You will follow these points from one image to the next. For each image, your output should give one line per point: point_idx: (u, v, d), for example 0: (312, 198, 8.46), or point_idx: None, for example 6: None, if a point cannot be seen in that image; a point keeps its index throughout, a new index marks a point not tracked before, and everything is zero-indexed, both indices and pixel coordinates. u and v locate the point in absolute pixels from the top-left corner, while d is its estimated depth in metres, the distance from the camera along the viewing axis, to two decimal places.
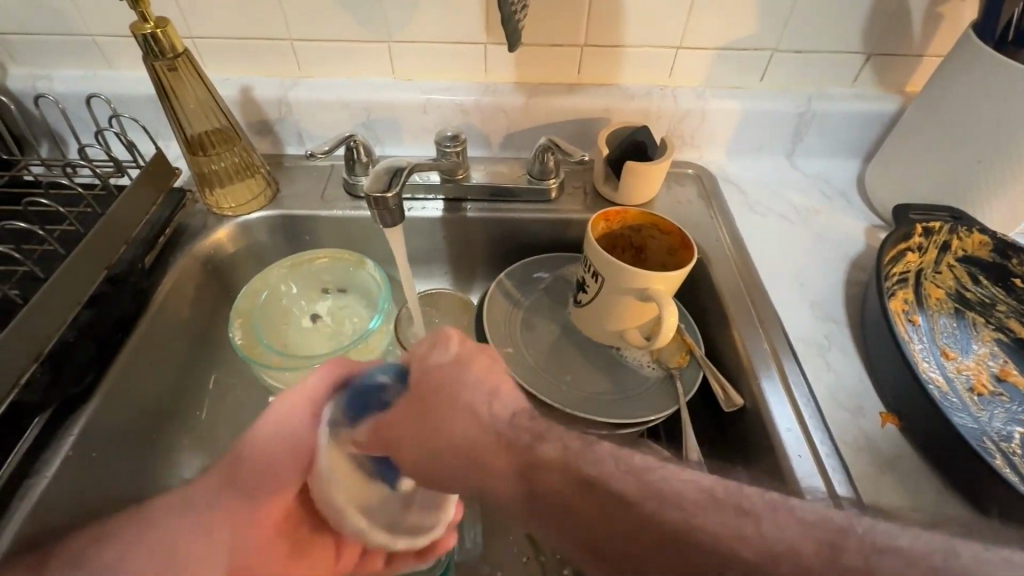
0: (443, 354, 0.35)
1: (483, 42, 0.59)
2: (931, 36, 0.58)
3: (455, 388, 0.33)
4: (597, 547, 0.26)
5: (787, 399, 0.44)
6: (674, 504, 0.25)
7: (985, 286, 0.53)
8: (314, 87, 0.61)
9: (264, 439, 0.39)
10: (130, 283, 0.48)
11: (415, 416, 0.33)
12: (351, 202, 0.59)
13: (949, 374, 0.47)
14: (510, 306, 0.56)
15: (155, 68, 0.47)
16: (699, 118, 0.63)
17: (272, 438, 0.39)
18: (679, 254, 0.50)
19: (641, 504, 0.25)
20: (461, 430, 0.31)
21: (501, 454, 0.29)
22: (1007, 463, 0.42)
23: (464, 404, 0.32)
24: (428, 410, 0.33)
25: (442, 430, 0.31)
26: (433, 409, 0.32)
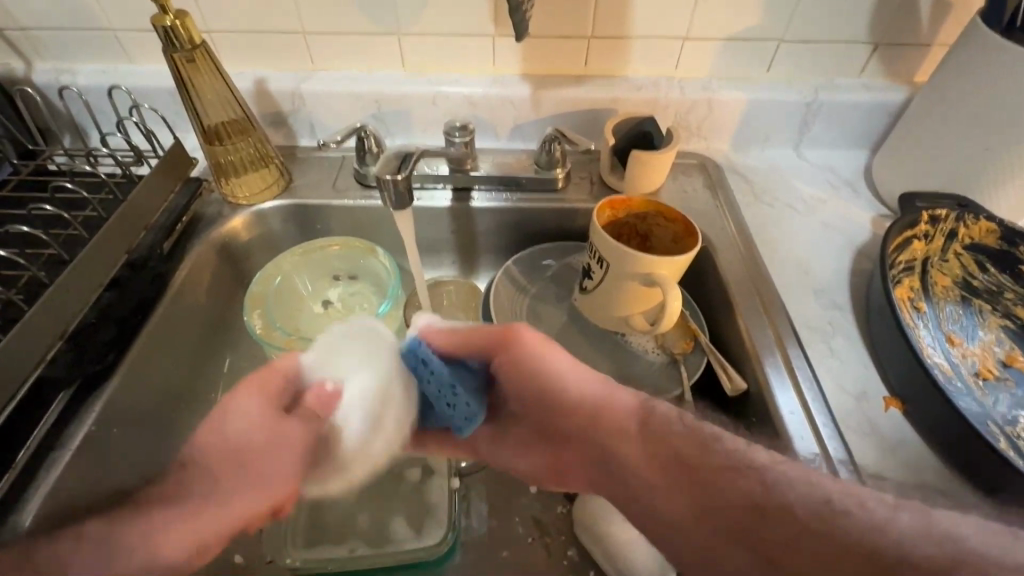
0: (530, 339, 0.41)
1: (492, 34, 0.60)
2: (938, 26, 0.58)
3: (548, 363, 0.41)
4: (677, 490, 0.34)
5: (791, 386, 0.45)
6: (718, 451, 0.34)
7: (991, 273, 0.53)
8: (326, 79, 0.62)
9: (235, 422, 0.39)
10: (148, 270, 0.50)
11: (530, 377, 0.41)
12: (362, 192, 0.61)
13: (954, 359, 0.47)
14: (517, 292, 0.57)
15: (174, 60, 0.49)
16: (706, 109, 0.64)
17: (244, 426, 0.39)
18: (683, 241, 0.51)
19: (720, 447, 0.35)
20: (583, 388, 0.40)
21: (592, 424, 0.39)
22: (1012, 446, 0.42)
23: (573, 387, 0.40)
24: (545, 376, 0.40)
25: (575, 388, 0.40)
26: (532, 371, 0.41)
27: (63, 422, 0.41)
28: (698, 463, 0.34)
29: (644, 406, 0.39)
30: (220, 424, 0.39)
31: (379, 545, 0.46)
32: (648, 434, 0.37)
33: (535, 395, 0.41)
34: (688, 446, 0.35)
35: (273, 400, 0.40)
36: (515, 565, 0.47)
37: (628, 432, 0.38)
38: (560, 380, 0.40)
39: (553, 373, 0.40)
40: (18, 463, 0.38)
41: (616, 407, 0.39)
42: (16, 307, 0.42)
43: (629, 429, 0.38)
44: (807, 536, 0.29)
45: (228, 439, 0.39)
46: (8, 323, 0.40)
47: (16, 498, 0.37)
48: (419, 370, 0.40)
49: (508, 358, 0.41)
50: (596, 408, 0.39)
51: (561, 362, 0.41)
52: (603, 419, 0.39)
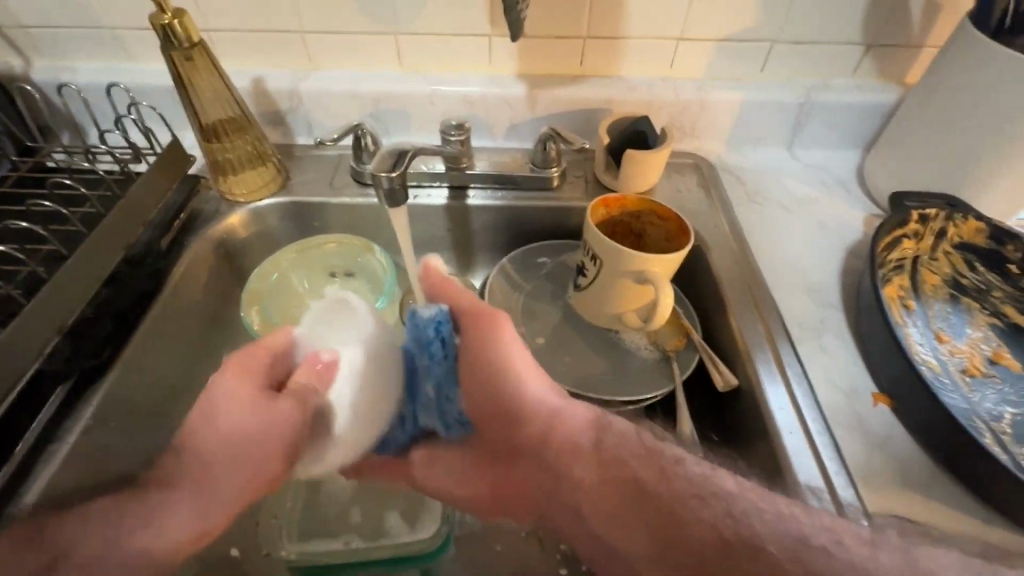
0: (506, 336, 0.41)
1: (488, 34, 0.60)
2: (929, 28, 0.59)
3: (513, 367, 0.41)
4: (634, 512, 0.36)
5: (781, 382, 0.45)
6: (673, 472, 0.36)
7: (980, 272, 0.54)
8: (323, 78, 0.63)
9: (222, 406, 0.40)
10: (145, 266, 0.51)
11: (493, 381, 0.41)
12: (359, 190, 0.61)
13: (942, 356, 0.48)
14: (512, 289, 0.58)
15: (172, 58, 0.50)
16: (701, 109, 0.64)
17: (240, 412, 0.40)
18: (676, 239, 0.52)
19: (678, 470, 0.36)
20: (541, 396, 0.41)
21: (543, 435, 0.40)
22: (998, 442, 0.42)
23: (530, 395, 0.41)
24: (502, 381, 0.41)
25: (528, 396, 0.40)
26: (498, 375, 0.41)
27: (60, 416, 0.42)
28: (649, 485, 0.36)
29: (599, 423, 0.40)
30: (212, 412, 0.40)
31: (374, 538, 0.46)
32: (602, 451, 0.38)
33: (496, 399, 0.41)
34: (641, 465, 0.37)
35: (257, 381, 0.42)
36: (508, 558, 0.48)
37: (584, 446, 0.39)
38: (519, 386, 0.41)
39: (514, 378, 0.40)
40: (16, 456, 0.39)
41: (569, 421, 0.40)
42: (15, 301, 0.42)
43: (585, 442, 0.39)
44: (758, 559, 0.31)
45: (220, 428, 0.40)
46: (8, 317, 0.41)
47: (13, 491, 0.38)
48: (433, 346, 0.42)
49: (478, 362, 0.41)
50: (547, 420, 0.40)
51: (522, 364, 0.41)
52: (557, 430, 0.40)
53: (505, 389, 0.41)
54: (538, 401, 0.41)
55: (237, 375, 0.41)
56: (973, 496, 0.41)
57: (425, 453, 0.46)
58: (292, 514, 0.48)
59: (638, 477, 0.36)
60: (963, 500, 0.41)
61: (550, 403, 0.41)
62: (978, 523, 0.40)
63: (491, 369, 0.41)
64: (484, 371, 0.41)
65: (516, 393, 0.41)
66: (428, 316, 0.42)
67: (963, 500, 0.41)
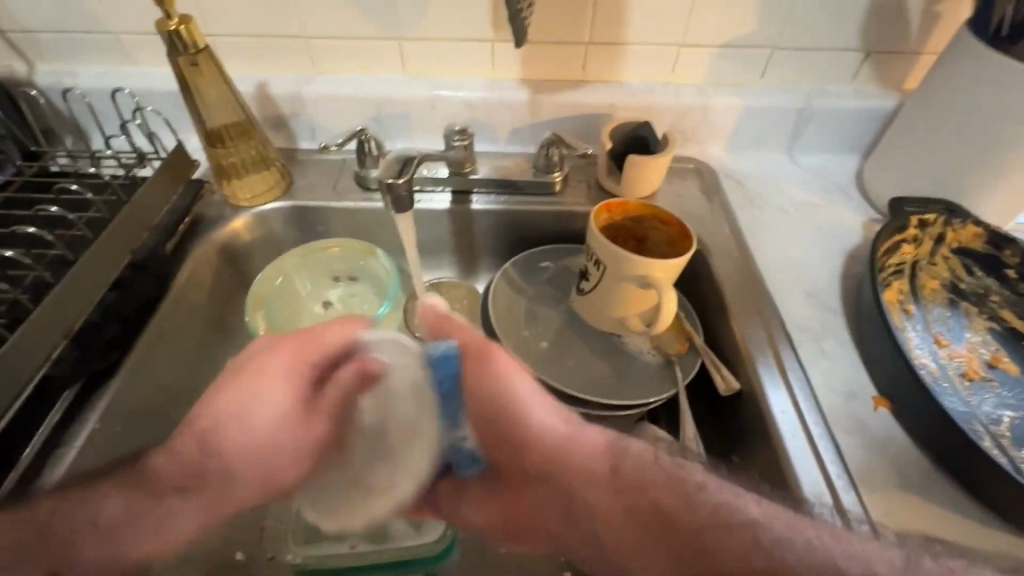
0: (511, 372, 0.41)
1: (491, 39, 0.61)
2: (927, 35, 0.60)
3: (519, 401, 0.41)
4: (663, 540, 0.37)
5: (783, 386, 0.46)
6: (697, 496, 0.37)
7: (978, 277, 0.54)
8: (327, 83, 0.63)
9: (255, 406, 0.41)
10: (152, 271, 0.50)
11: (501, 418, 0.41)
12: (362, 194, 0.62)
13: (941, 360, 0.49)
14: (514, 293, 0.58)
15: (177, 63, 0.50)
16: (702, 114, 0.65)
17: (273, 413, 0.41)
18: (679, 245, 0.52)
19: (697, 498, 0.37)
20: (550, 427, 0.41)
21: (559, 466, 0.41)
22: (996, 445, 0.43)
23: (541, 426, 0.41)
24: (507, 417, 0.41)
25: (538, 427, 0.41)
26: (504, 414, 0.41)
27: (67, 421, 0.42)
28: (676, 516, 0.37)
29: (615, 447, 0.41)
30: (241, 405, 0.40)
31: (380, 541, 0.45)
32: (620, 480, 0.40)
33: (502, 435, 0.41)
34: (663, 492, 0.38)
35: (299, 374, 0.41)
36: (512, 561, 0.48)
37: (603, 475, 0.40)
38: (527, 420, 0.41)
39: (523, 412, 0.41)
40: (23, 461, 0.40)
41: (587, 447, 0.41)
42: (22, 306, 0.42)
43: (603, 471, 0.40)
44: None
45: (249, 429, 0.40)
46: (15, 322, 0.41)
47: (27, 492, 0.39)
48: (449, 387, 0.37)
49: (489, 397, 0.40)
50: (563, 450, 0.41)
51: (526, 394, 0.41)
52: (575, 461, 0.41)
53: (516, 424, 0.41)
54: (551, 431, 0.41)
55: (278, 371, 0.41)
56: (972, 498, 0.42)
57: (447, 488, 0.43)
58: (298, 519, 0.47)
59: (661, 506, 0.38)
60: (963, 503, 0.42)
61: (559, 435, 0.41)
62: (977, 525, 0.41)
63: (495, 406, 0.40)
64: (498, 406, 0.40)
65: (524, 427, 0.41)
66: (436, 358, 0.36)
67: (964, 503, 0.42)
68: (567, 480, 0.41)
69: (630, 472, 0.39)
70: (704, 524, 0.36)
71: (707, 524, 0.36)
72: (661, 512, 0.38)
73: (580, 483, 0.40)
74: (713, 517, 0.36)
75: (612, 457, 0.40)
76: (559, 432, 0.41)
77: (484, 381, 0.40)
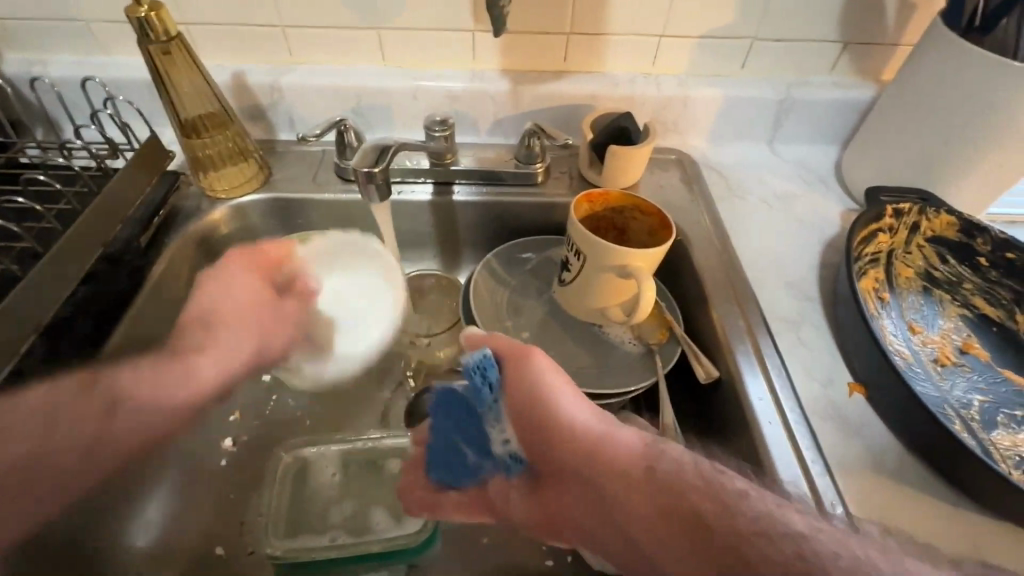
0: (542, 366, 0.40)
1: (471, 29, 0.60)
2: (904, 27, 0.60)
3: (552, 396, 0.39)
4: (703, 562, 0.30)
5: (761, 374, 0.46)
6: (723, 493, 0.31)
7: (952, 264, 0.55)
8: (305, 73, 0.62)
9: (233, 299, 0.47)
10: (125, 262, 0.50)
11: (533, 412, 0.39)
12: (342, 185, 0.61)
13: (915, 346, 0.50)
14: (496, 284, 0.58)
15: (149, 51, 0.49)
16: (683, 105, 0.65)
17: (244, 297, 0.48)
18: (659, 235, 0.52)
19: (726, 494, 0.31)
20: (582, 422, 0.37)
21: (591, 468, 0.36)
22: (966, 428, 0.44)
23: (570, 421, 0.38)
24: (538, 410, 0.39)
25: (567, 422, 0.38)
26: (537, 407, 0.39)
27: None
28: (708, 518, 0.31)
29: (651, 450, 0.35)
30: (224, 299, 0.47)
31: (360, 534, 0.46)
32: (656, 485, 0.33)
33: (538, 430, 0.39)
34: (697, 495, 0.32)
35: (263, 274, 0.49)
36: (496, 550, 0.49)
37: (634, 477, 0.34)
38: (556, 413, 0.38)
39: (551, 406, 0.38)
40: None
41: (621, 445, 0.36)
42: None
43: (637, 474, 0.34)
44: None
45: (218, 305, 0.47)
46: None
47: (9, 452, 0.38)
48: (482, 394, 0.41)
49: (523, 395, 0.40)
50: (593, 448, 0.36)
51: (562, 390, 0.39)
52: (603, 460, 0.35)
53: (547, 420, 0.38)
54: (581, 428, 0.37)
55: (247, 277, 0.48)
56: (944, 481, 0.42)
57: (499, 488, 0.42)
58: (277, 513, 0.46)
59: (699, 510, 0.31)
60: (935, 485, 0.42)
61: (591, 428, 0.37)
62: (949, 507, 0.41)
63: (531, 401, 0.39)
64: (530, 402, 0.39)
65: (553, 423, 0.38)
66: (472, 364, 0.41)
67: (936, 485, 0.42)
68: (600, 487, 0.35)
69: (664, 471, 0.34)
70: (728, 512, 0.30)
71: (735, 512, 0.30)
72: (699, 521, 0.31)
73: (610, 490, 0.35)
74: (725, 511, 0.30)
75: (648, 456, 0.35)
76: (590, 428, 0.37)
77: (518, 380, 0.40)
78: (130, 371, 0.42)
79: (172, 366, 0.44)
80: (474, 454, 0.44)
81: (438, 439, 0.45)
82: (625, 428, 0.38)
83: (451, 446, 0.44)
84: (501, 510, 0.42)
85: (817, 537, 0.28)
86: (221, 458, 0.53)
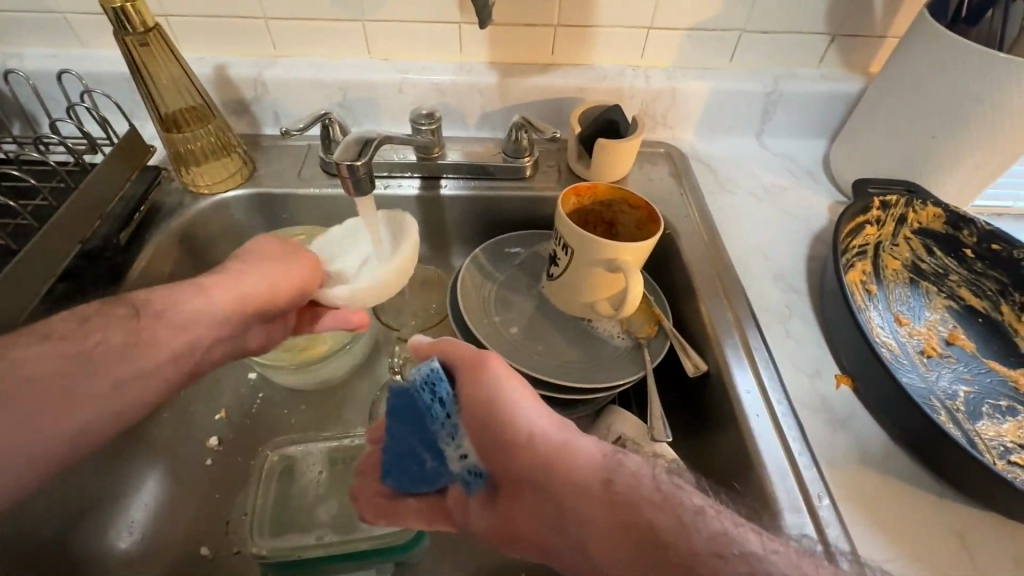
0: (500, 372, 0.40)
1: (458, 21, 0.60)
2: (891, 19, 0.60)
3: (508, 403, 0.38)
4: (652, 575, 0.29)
5: (749, 367, 0.46)
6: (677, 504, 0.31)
7: (938, 256, 0.55)
8: (289, 66, 0.61)
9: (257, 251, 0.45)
10: (104, 260, 0.49)
11: (490, 419, 0.39)
12: (328, 180, 0.60)
13: (901, 338, 0.50)
14: (483, 279, 0.57)
15: (126, 43, 0.48)
16: (672, 97, 0.64)
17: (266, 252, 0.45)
18: (647, 228, 0.52)
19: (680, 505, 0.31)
20: (540, 430, 0.37)
21: (547, 476, 0.35)
22: (951, 419, 0.44)
23: (527, 429, 0.37)
24: (495, 417, 0.38)
25: (523, 431, 0.37)
26: (495, 414, 0.38)
27: None
28: (662, 531, 0.30)
29: (608, 460, 0.35)
30: (250, 252, 0.45)
31: (347, 533, 0.45)
32: (611, 496, 0.32)
33: (495, 436, 0.38)
34: (651, 507, 0.31)
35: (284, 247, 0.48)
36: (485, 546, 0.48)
37: (588, 487, 0.33)
38: (513, 421, 0.38)
39: (508, 413, 0.38)
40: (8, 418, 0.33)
41: (578, 455, 0.35)
42: None
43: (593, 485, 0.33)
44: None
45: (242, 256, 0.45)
46: None
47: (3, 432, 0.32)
48: (432, 409, 0.41)
49: (481, 402, 0.39)
50: (549, 457, 0.35)
51: (520, 398, 0.39)
52: (557, 469, 0.35)
53: (503, 427, 0.38)
54: (537, 436, 0.37)
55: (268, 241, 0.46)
56: (929, 472, 0.43)
57: (457, 498, 0.41)
58: (263, 512, 0.46)
59: (654, 523, 0.30)
60: (920, 476, 0.43)
61: (549, 436, 0.37)
62: (933, 497, 0.42)
63: (488, 409, 0.39)
64: (488, 413, 0.39)
65: (509, 430, 0.37)
66: (420, 378, 0.41)
67: (920, 476, 0.43)
68: (554, 497, 0.35)
69: (621, 481, 0.33)
70: (682, 522, 0.30)
71: (690, 524, 0.30)
72: (652, 534, 0.30)
73: (565, 499, 0.34)
74: (676, 524, 0.30)
75: (605, 466, 0.34)
76: (547, 437, 0.37)
77: (475, 387, 0.40)
78: (124, 323, 0.38)
79: (157, 315, 0.39)
80: (434, 460, 0.41)
81: (397, 447, 0.43)
82: (584, 436, 0.37)
83: (411, 452, 0.42)
84: (459, 520, 0.41)
85: (771, 559, 0.28)
86: (206, 456, 0.52)
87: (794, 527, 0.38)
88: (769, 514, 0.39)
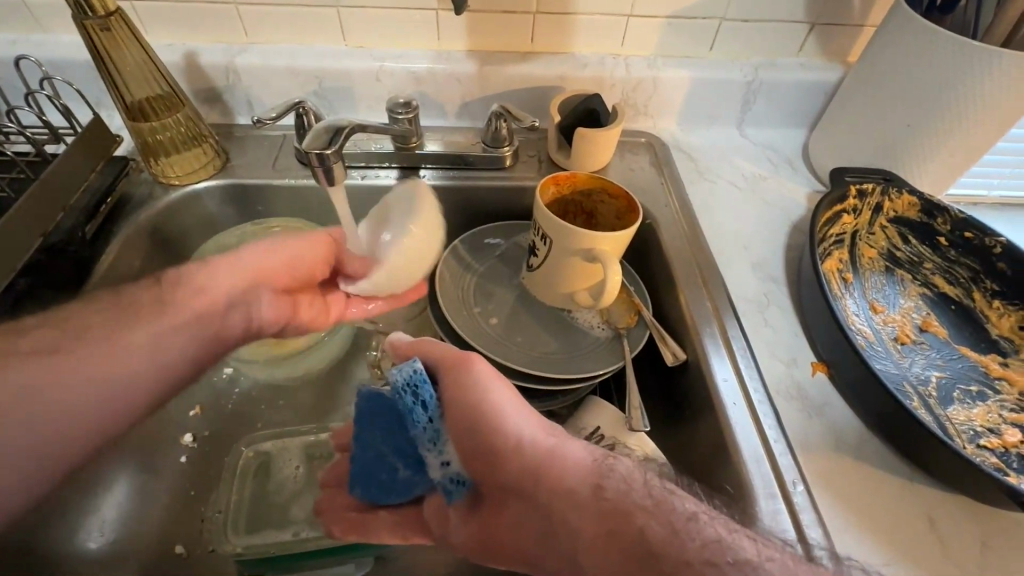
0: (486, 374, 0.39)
1: (434, 7, 0.58)
2: (869, 8, 0.60)
3: (496, 406, 0.37)
4: None
5: (727, 356, 0.47)
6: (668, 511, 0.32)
7: (914, 244, 0.56)
8: (261, 54, 0.60)
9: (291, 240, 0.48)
10: (69, 254, 0.47)
11: (476, 423, 0.38)
12: (303, 170, 0.59)
13: (877, 326, 0.50)
14: (463, 271, 0.57)
15: (86, 28, 0.46)
16: (652, 86, 0.64)
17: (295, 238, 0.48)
18: (626, 218, 0.51)
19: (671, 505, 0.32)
20: (527, 436, 0.36)
21: (535, 482, 0.35)
22: (923, 405, 0.45)
23: (515, 434, 0.36)
24: (481, 420, 0.37)
25: (512, 436, 0.36)
26: (481, 418, 0.37)
27: None
28: (654, 541, 0.30)
29: (598, 466, 0.35)
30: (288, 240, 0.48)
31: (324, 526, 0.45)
32: (602, 503, 0.33)
33: (480, 442, 0.37)
34: (643, 515, 0.31)
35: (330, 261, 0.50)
36: None
37: (578, 495, 0.33)
38: (500, 424, 0.37)
39: (494, 417, 0.37)
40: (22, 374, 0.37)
41: (567, 460, 0.35)
42: None
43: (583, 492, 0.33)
44: None
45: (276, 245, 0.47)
46: None
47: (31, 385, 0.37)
48: (415, 413, 0.39)
49: (467, 405, 0.38)
50: (537, 463, 0.35)
51: (505, 402, 0.38)
52: (547, 475, 0.35)
53: (489, 432, 0.37)
54: (525, 441, 0.36)
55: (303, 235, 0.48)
56: (901, 458, 0.43)
57: (435, 508, 0.41)
58: (238, 508, 0.46)
59: (647, 534, 0.31)
60: (893, 461, 0.43)
61: (536, 442, 0.36)
62: (905, 482, 0.42)
63: (472, 412, 0.38)
64: (474, 417, 0.38)
65: (495, 434, 0.37)
66: (402, 380, 0.39)
67: (893, 461, 0.43)
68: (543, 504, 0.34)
69: (611, 488, 0.33)
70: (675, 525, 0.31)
71: (684, 528, 0.31)
72: (643, 542, 0.31)
73: (555, 507, 0.34)
74: (668, 531, 0.30)
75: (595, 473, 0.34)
76: (535, 442, 0.36)
77: (460, 389, 0.39)
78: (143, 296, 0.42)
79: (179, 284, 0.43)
80: (407, 470, 0.41)
81: (367, 455, 0.42)
82: (572, 442, 0.37)
83: (382, 463, 0.42)
84: (438, 531, 0.40)
85: (765, 566, 0.29)
86: (181, 453, 0.51)
87: (769, 513, 0.38)
88: (744, 501, 0.39)
